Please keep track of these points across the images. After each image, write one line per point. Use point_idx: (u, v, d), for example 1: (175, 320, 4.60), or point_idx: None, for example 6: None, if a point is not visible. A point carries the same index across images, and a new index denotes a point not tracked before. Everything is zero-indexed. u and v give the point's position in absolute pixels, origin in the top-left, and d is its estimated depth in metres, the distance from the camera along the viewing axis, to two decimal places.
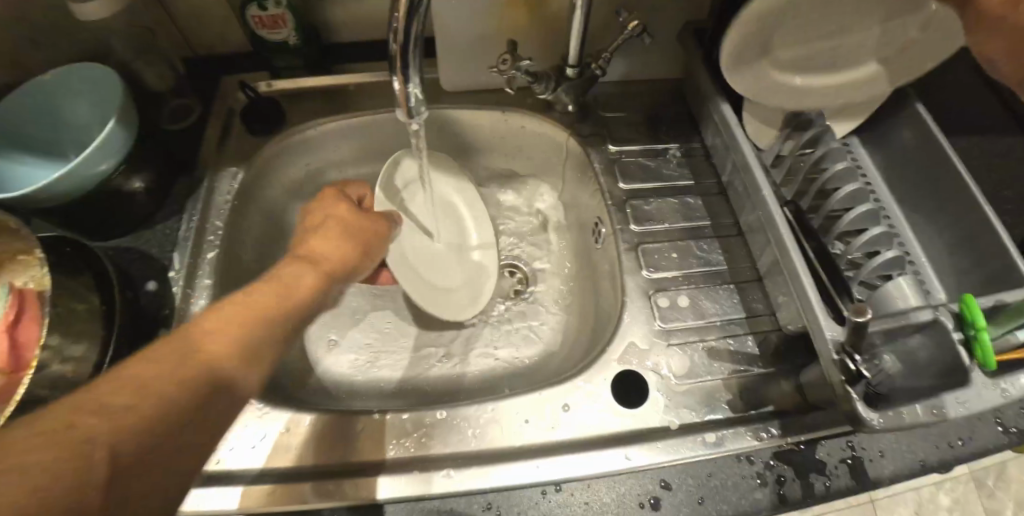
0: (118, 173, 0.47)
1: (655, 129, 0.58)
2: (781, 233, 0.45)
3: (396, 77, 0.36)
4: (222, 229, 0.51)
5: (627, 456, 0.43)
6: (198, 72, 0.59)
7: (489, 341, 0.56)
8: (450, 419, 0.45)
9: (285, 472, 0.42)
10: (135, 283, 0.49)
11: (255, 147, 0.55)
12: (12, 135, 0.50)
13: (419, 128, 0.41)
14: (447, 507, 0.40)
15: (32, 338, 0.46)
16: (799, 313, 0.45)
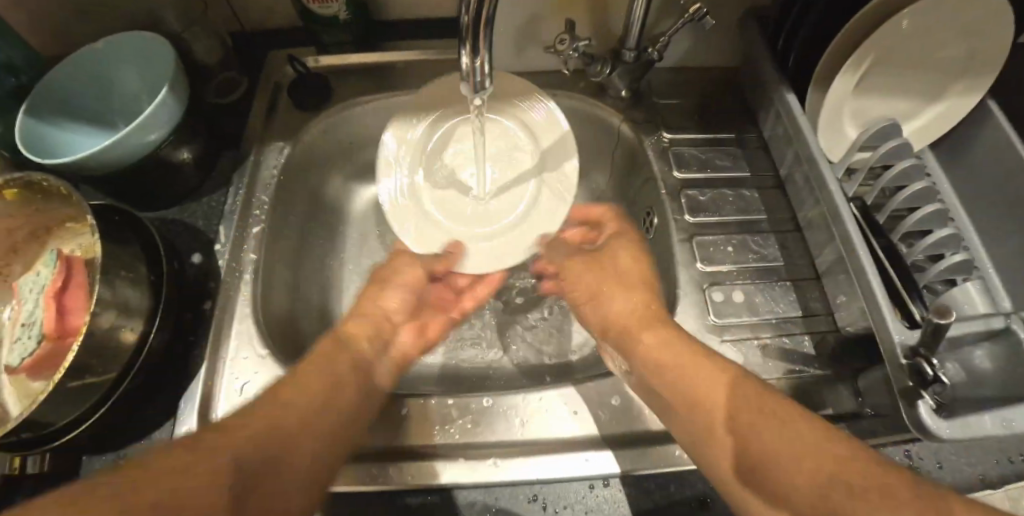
0: (167, 143, 0.47)
1: (710, 118, 0.56)
2: (848, 229, 0.43)
3: (464, 50, 0.35)
4: (266, 205, 0.50)
5: (680, 452, 0.41)
6: (246, 46, 0.58)
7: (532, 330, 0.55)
8: (495, 407, 0.44)
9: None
10: (181, 255, 0.48)
11: (302, 123, 0.54)
12: (63, 101, 0.50)
13: (481, 103, 0.40)
14: (492, 496, 0.39)
15: (79, 305, 0.45)
16: (864, 314, 0.43)
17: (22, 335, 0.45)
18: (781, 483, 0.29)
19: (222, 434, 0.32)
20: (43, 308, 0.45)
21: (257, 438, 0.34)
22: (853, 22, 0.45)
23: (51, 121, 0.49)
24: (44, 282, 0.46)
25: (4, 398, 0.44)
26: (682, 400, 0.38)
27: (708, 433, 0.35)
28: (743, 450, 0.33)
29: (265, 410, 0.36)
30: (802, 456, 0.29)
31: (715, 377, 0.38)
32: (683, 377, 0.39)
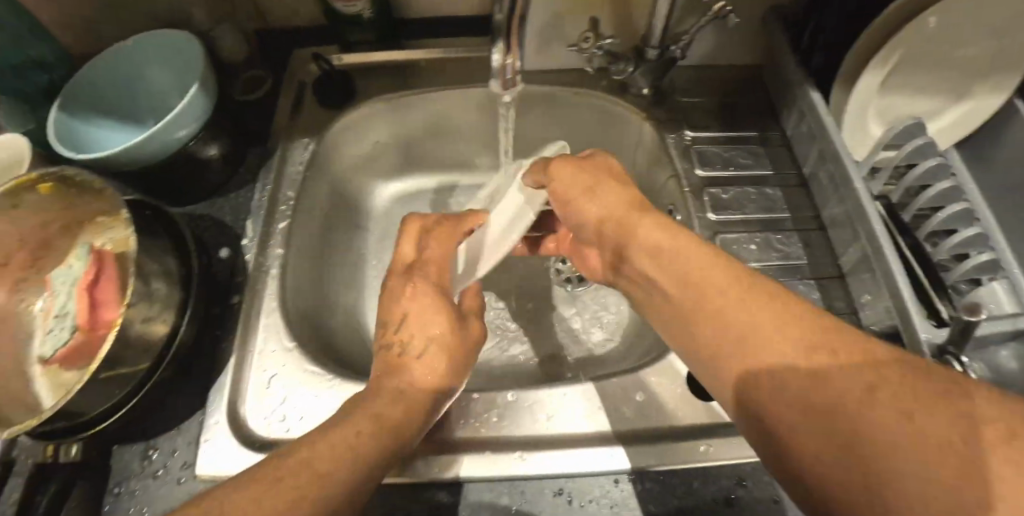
0: (196, 139, 0.47)
1: (732, 116, 0.56)
2: (874, 228, 0.43)
3: (497, 49, 0.35)
4: (292, 200, 0.51)
5: (704, 448, 0.41)
6: (270, 44, 0.59)
7: (553, 326, 0.55)
8: (520, 402, 0.44)
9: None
10: (209, 250, 0.49)
11: (326, 120, 0.55)
12: (95, 97, 0.51)
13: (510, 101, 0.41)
14: (518, 490, 0.40)
15: (111, 297, 0.46)
16: (890, 312, 0.43)
17: (56, 327, 0.46)
18: (819, 452, 0.23)
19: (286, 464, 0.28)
20: (77, 300, 0.45)
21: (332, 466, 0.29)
22: (881, 21, 0.45)
23: (83, 118, 0.50)
24: (76, 275, 0.47)
25: (38, 388, 0.45)
26: (712, 343, 0.30)
27: (747, 389, 0.27)
28: (800, 403, 0.24)
29: (323, 434, 0.31)
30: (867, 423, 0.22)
31: (759, 313, 0.28)
32: (723, 308, 0.30)
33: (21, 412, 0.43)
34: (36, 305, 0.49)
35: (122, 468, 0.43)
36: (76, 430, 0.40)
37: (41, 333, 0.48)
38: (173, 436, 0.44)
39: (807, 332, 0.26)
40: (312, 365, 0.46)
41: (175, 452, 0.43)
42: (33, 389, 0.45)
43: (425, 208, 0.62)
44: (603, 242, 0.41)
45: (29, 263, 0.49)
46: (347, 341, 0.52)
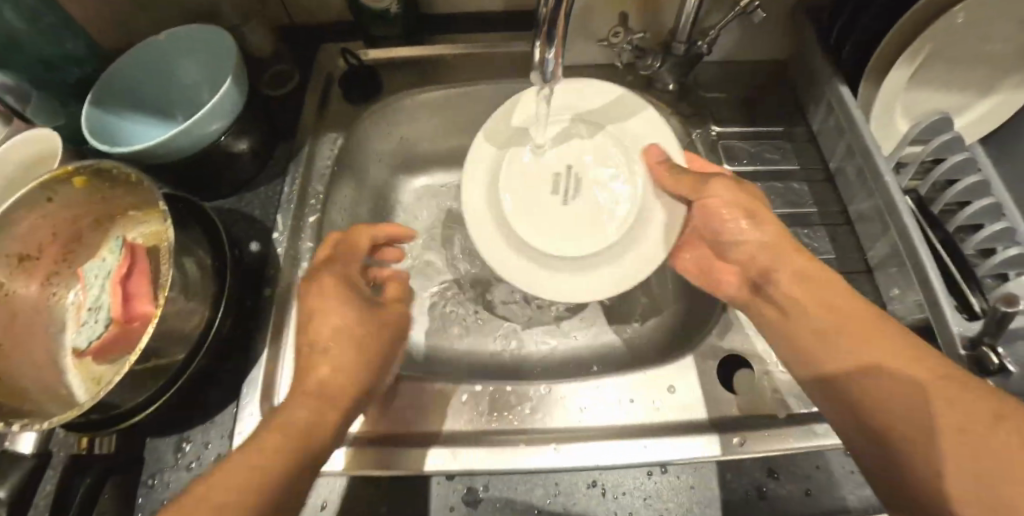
0: (228, 133, 0.48)
1: (757, 111, 0.56)
2: (905, 222, 0.43)
3: (539, 41, 0.35)
4: (321, 194, 0.51)
5: (738, 441, 0.41)
6: (296, 39, 0.59)
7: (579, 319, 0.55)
8: (552, 395, 0.44)
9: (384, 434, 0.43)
10: (240, 244, 0.49)
11: (353, 115, 0.55)
12: (128, 91, 0.51)
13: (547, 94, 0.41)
14: (552, 482, 0.40)
15: (143, 290, 0.46)
16: (921, 306, 0.43)
17: (89, 320, 0.46)
18: (917, 459, 0.30)
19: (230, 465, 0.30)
20: (109, 293, 0.46)
21: (274, 444, 0.32)
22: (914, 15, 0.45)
23: (114, 112, 0.50)
24: (108, 269, 0.48)
25: (71, 379, 0.46)
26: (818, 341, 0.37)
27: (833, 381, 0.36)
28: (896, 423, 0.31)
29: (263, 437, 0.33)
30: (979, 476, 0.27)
31: (917, 366, 0.32)
32: (823, 322, 0.37)
33: (57, 403, 0.44)
34: (69, 298, 0.50)
35: (158, 459, 0.44)
36: (113, 422, 0.41)
37: (73, 326, 0.48)
38: (206, 427, 0.45)
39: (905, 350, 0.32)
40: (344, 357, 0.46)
41: (210, 444, 0.44)
42: (67, 380, 0.46)
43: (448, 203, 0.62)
44: (737, 263, 0.45)
45: (61, 256, 0.50)
46: None
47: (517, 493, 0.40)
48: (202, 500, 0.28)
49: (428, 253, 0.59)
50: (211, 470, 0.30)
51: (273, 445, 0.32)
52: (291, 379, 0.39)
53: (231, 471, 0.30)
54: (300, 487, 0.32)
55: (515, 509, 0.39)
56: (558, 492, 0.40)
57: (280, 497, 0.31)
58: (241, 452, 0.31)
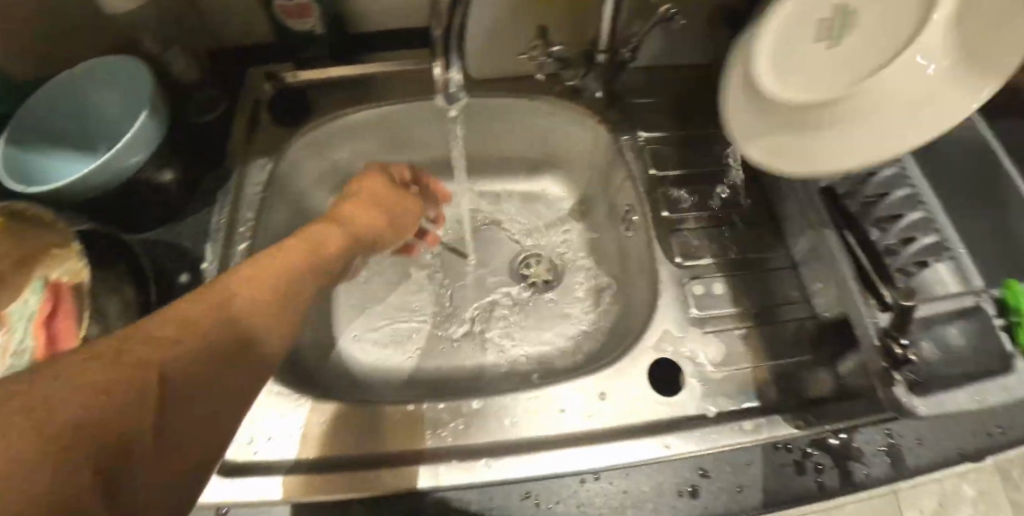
0: (150, 165, 0.47)
1: (685, 115, 0.57)
2: (820, 218, 0.44)
3: (437, 63, 0.36)
4: (251, 221, 0.51)
5: (666, 444, 0.42)
6: (224, 64, 0.59)
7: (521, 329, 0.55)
8: (486, 409, 0.45)
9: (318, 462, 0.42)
10: (169, 276, 0.48)
11: (282, 139, 0.55)
12: (47, 126, 0.50)
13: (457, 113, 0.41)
14: (488, 496, 0.41)
15: (68, 330, 0.45)
16: (839, 299, 0.44)
17: (14, 364, 0.45)
18: None
19: (168, 322, 0.24)
20: (34, 336, 0.45)
21: (166, 334, 0.24)
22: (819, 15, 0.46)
23: (33, 150, 0.49)
24: (32, 310, 0.47)
25: None
26: None
27: None
28: None
29: (193, 300, 0.26)
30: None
31: None
32: None
33: None
34: None
35: None
36: None
37: None
38: None
39: None
40: (278, 385, 0.45)
41: None
42: None
43: None
44: None
45: None
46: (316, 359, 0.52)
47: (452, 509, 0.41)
48: (185, 315, 0.25)
49: (369, 272, 0.59)
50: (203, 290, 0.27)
51: (263, 280, 0.30)
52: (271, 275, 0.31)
53: (206, 335, 0.25)
54: (246, 365, 0.27)
55: None
56: (493, 506, 0.41)
57: (243, 361, 0.26)
58: (228, 278, 0.28)
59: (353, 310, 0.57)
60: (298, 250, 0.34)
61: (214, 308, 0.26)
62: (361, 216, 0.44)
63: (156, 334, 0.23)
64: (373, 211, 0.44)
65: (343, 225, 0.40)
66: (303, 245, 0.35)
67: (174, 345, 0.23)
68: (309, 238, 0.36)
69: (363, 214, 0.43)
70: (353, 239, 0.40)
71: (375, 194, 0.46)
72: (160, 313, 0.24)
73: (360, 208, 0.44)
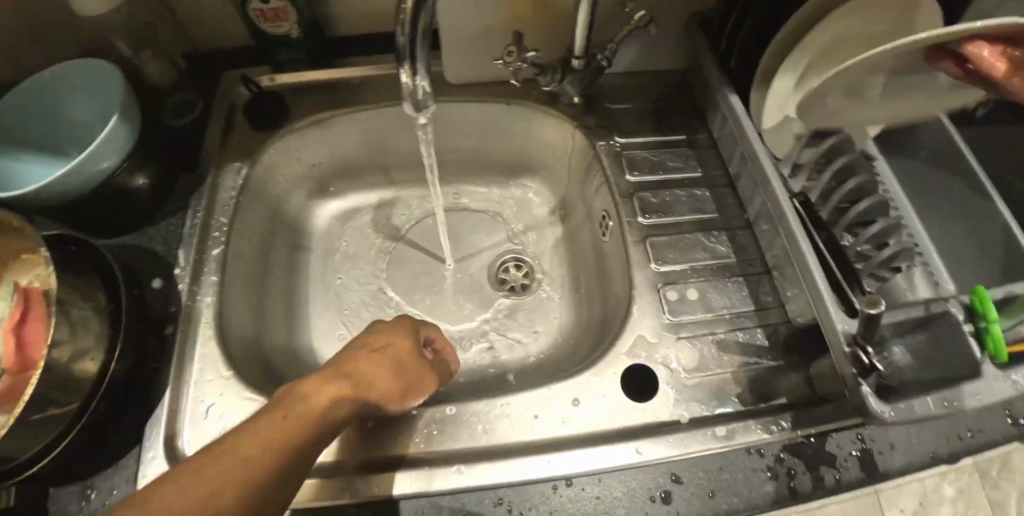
0: (121, 171, 0.47)
1: (661, 121, 0.57)
2: (791, 225, 0.44)
3: (404, 69, 0.36)
4: (225, 226, 0.50)
5: (639, 450, 0.43)
6: (200, 67, 0.58)
7: (497, 334, 0.55)
8: (460, 415, 0.45)
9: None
10: (141, 281, 0.48)
11: (258, 143, 0.54)
12: (12, 129, 0.49)
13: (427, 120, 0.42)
14: (458, 503, 0.40)
15: (38, 336, 0.45)
16: (810, 305, 0.44)
17: None
18: None
19: (254, 433, 0.27)
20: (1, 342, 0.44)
21: (254, 444, 0.27)
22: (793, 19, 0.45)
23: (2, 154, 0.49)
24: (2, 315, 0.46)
25: None
26: None
27: None
28: None
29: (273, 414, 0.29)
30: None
31: None
32: None
33: None
34: None
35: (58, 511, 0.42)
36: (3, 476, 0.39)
37: None
38: (110, 473, 0.44)
39: None
40: (250, 391, 0.45)
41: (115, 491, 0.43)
42: None
43: (369, 224, 0.62)
44: None
45: None
46: (292, 365, 0.52)
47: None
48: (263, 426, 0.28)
49: (346, 276, 0.59)
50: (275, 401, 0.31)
51: (323, 387, 0.33)
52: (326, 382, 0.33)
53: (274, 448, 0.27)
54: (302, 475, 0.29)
55: None
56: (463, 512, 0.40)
57: (304, 467, 0.29)
58: (297, 389, 0.32)
59: (331, 315, 0.57)
60: (299, 406, 0.30)
61: (286, 416, 0.29)
62: (379, 375, 0.37)
63: (230, 451, 0.26)
64: (387, 374, 0.38)
65: (378, 365, 0.38)
66: (305, 406, 0.30)
67: (245, 463, 0.25)
68: (315, 389, 0.32)
69: (362, 361, 0.37)
70: (352, 386, 0.35)
71: (387, 350, 0.39)
72: (240, 430, 0.27)
73: (366, 353, 0.38)
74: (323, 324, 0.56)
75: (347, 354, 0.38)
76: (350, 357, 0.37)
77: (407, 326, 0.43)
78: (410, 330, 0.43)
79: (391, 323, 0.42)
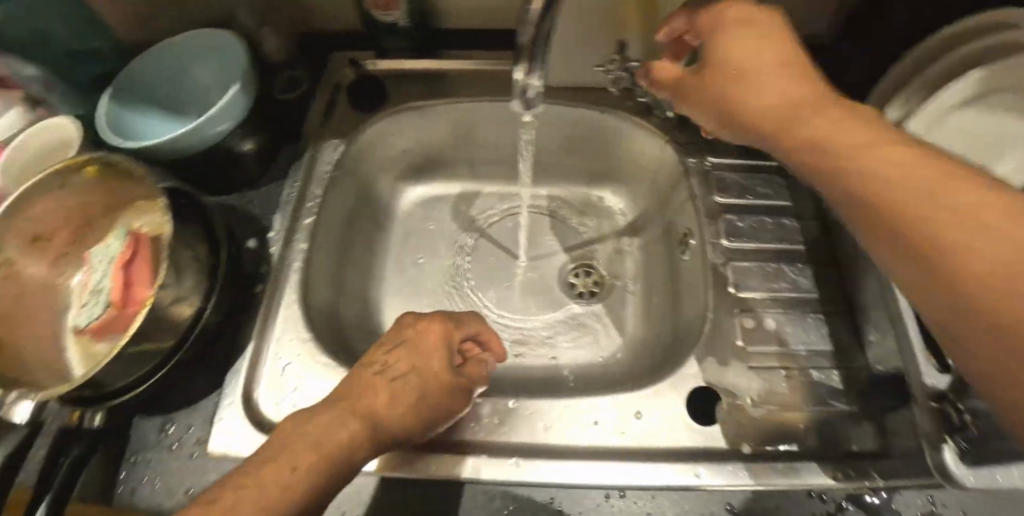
0: (233, 134, 0.50)
1: (754, 145, 0.56)
2: (888, 268, 0.43)
3: (522, 67, 0.37)
4: (319, 197, 0.53)
5: (698, 472, 0.42)
6: (310, 46, 0.62)
7: (563, 338, 0.56)
8: (520, 410, 0.45)
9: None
10: (238, 239, 0.51)
11: (357, 123, 0.57)
12: (150, 91, 0.54)
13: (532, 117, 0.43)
14: (511, 495, 0.41)
15: (144, 278, 0.48)
16: (897, 354, 0.43)
17: (91, 300, 0.49)
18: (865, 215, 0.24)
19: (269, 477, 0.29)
20: (112, 278, 0.48)
21: (269, 490, 0.28)
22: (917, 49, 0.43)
23: (129, 108, 0.53)
24: (113, 254, 0.50)
25: (70, 358, 0.49)
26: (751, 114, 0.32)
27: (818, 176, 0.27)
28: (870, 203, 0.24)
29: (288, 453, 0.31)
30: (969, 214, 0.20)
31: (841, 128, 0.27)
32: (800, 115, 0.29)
33: (52, 378, 0.47)
34: (75, 278, 0.53)
35: (141, 440, 0.46)
36: (99, 399, 0.44)
37: (77, 303, 0.51)
38: (190, 412, 0.47)
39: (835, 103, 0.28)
40: (326, 357, 0.47)
41: (191, 429, 0.46)
42: (64, 356, 0.49)
43: (449, 213, 0.64)
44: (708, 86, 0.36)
45: (72, 238, 0.53)
46: (362, 338, 0.54)
47: (476, 501, 0.41)
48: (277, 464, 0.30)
49: (420, 260, 0.61)
50: (289, 431, 0.33)
51: (339, 420, 0.34)
52: (339, 412, 0.35)
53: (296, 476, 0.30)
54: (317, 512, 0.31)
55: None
56: (516, 506, 0.41)
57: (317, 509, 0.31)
58: (311, 422, 0.34)
59: (403, 296, 0.59)
60: (313, 442, 0.32)
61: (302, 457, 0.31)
62: (400, 403, 0.38)
63: (244, 492, 0.28)
64: (408, 404, 0.38)
65: (401, 388, 0.38)
66: (316, 453, 0.32)
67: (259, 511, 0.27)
68: (330, 428, 0.34)
69: (383, 391, 0.38)
70: (369, 423, 0.36)
71: (406, 369, 0.40)
72: (255, 471, 0.29)
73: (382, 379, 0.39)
74: (394, 304, 0.59)
75: (366, 377, 0.39)
76: (369, 384, 0.38)
77: (436, 337, 0.43)
78: (435, 342, 0.42)
79: (419, 337, 0.42)
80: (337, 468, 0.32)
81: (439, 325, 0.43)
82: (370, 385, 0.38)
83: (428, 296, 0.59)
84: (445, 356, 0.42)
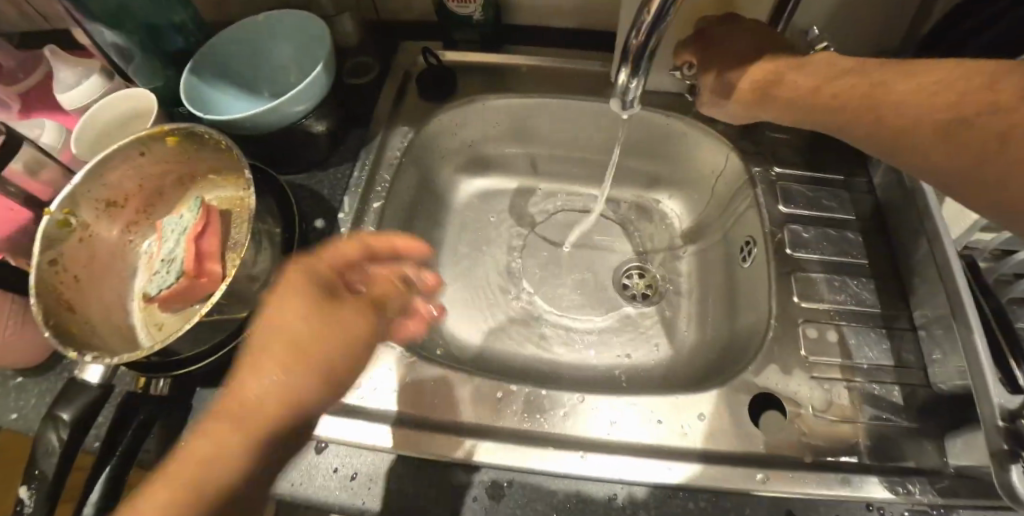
0: (310, 116, 0.50)
1: (818, 158, 0.56)
2: (959, 286, 0.43)
3: (624, 67, 0.37)
4: (387, 183, 0.54)
5: (761, 477, 0.42)
6: (380, 34, 0.62)
7: (616, 338, 0.57)
8: (583, 404, 0.46)
9: (404, 417, 0.45)
10: (307, 219, 0.52)
11: (426, 112, 0.58)
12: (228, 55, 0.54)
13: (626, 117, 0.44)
14: (575, 488, 0.41)
15: (214, 251, 0.49)
16: (964, 373, 0.42)
17: (162, 269, 0.49)
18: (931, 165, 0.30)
19: None
20: (183, 248, 0.49)
21: None
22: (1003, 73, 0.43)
23: (210, 84, 0.54)
24: (185, 225, 0.51)
25: (136, 325, 0.50)
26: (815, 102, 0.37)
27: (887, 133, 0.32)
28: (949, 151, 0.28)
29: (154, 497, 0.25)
30: (1002, 143, 0.25)
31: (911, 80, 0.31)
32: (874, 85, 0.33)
33: (121, 343, 0.48)
34: (142, 246, 0.54)
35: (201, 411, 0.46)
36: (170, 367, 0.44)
37: (144, 271, 0.52)
38: None
39: (897, 69, 0.33)
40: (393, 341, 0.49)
41: None
42: (131, 322, 0.50)
43: (505, 207, 0.65)
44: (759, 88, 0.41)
45: (142, 208, 0.54)
46: None
47: (540, 491, 0.41)
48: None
49: (476, 252, 0.62)
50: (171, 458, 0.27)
51: (209, 436, 0.27)
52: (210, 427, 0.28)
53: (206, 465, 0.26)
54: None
55: (535, 507, 0.40)
56: (579, 498, 0.41)
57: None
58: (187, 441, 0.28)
59: (458, 286, 0.59)
60: (189, 472, 0.26)
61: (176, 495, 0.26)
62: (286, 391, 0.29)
63: None
64: (280, 382, 0.29)
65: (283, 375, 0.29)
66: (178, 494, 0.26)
67: None
68: (209, 449, 0.27)
69: (256, 377, 0.29)
70: (239, 430, 0.28)
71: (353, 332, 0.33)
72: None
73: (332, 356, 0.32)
74: (450, 293, 0.59)
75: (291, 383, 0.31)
76: (236, 381, 0.29)
77: (310, 286, 0.32)
78: (345, 265, 0.34)
79: (282, 296, 0.31)
80: (265, 459, 0.29)
81: (331, 254, 0.34)
82: (245, 370, 0.30)
83: (483, 287, 0.60)
84: (348, 307, 0.32)
